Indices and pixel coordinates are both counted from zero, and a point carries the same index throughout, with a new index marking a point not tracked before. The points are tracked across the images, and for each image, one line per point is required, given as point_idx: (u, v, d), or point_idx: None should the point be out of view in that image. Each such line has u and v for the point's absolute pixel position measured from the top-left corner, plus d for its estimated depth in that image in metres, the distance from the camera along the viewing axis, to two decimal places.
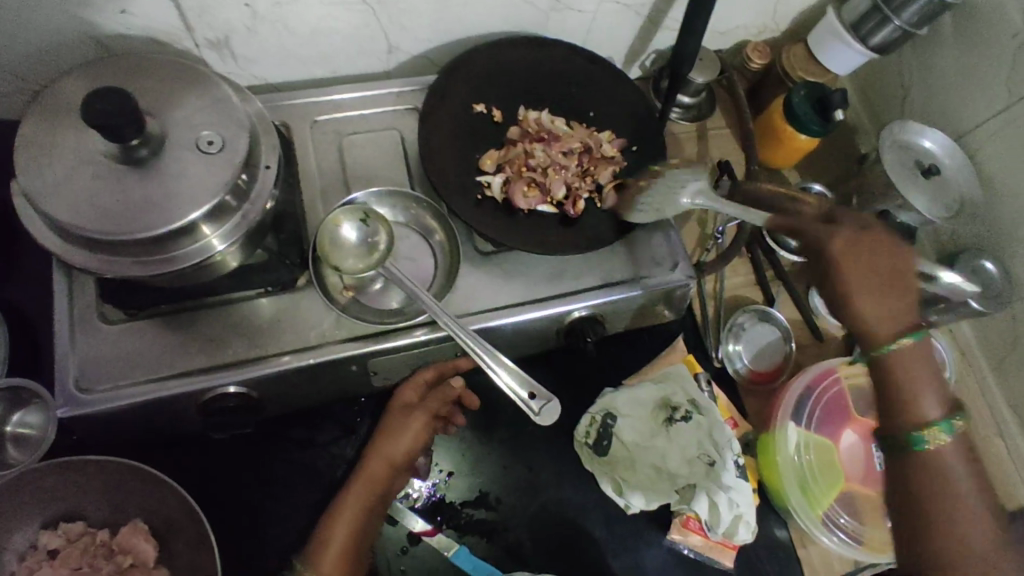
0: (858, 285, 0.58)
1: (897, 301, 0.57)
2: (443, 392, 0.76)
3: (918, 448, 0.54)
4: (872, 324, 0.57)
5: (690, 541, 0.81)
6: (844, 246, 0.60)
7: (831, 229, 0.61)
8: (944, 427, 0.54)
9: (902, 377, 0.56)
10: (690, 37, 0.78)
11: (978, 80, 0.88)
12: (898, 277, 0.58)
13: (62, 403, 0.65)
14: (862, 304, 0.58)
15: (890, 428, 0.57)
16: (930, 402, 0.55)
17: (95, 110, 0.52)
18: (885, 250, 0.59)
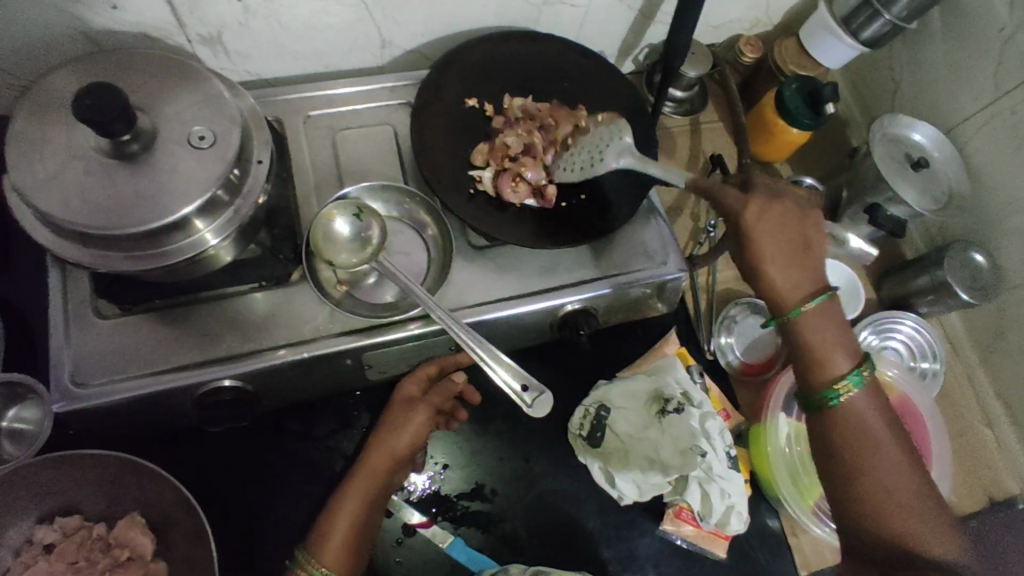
0: (768, 255, 0.62)
1: (803, 268, 0.62)
2: (444, 388, 0.76)
3: (833, 404, 0.60)
4: (781, 291, 0.62)
5: (683, 531, 0.81)
6: (755, 216, 0.62)
7: (744, 198, 0.63)
8: (853, 381, 0.60)
9: (813, 341, 0.61)
10: (681, 32, 0.79)
11: (966, 74, 0.89)
12: (803, 242, 0.63)
13: (57, 398, 0.66)
14: (773, 274, 0.62)
15: (807, 386, 0.62)
16: (840, 359, 0.61)
17: (86, 105, 0.52)
18: (790, 218, 0.63)
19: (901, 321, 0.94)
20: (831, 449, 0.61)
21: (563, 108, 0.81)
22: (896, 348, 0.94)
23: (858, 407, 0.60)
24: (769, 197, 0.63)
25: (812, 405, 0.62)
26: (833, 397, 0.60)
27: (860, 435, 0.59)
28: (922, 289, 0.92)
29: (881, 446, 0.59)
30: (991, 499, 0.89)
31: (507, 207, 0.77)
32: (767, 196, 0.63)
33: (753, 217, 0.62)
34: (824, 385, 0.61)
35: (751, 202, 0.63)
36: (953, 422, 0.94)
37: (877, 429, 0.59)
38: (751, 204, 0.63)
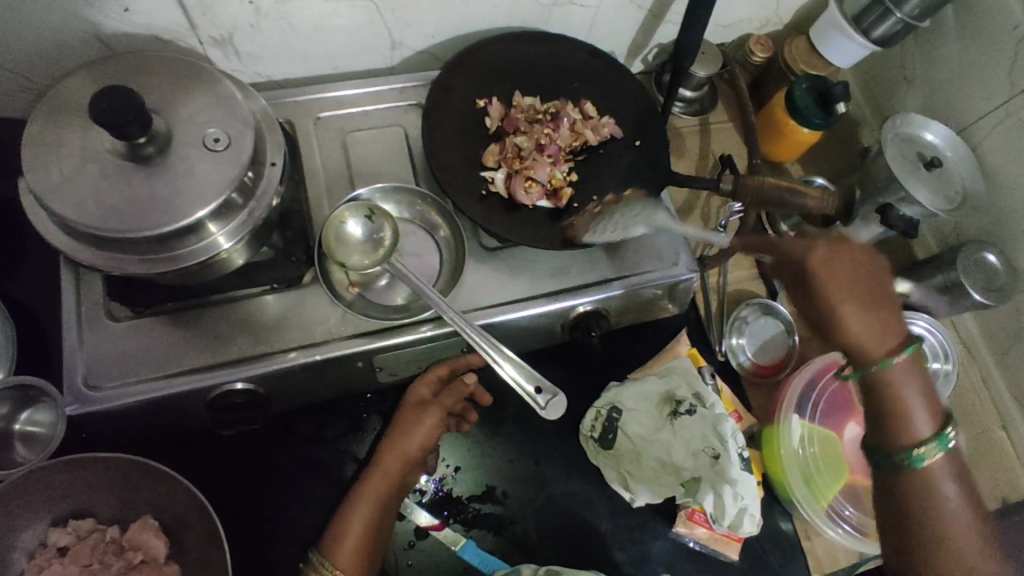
0: (841, 299, 0.58)
1: (879, 314, 0.58)
2: (455, 390, 0.76)
3: (916, 466, 0.56)
4: (856, 339, 0.58)
5: (696, 533, 0.81)
6: (822, 257, 0.60)
7: (810, 242, 0.61)
8: (938, 444, 0.55)
9: (891, 395, 0.57)
10: (693, 31, 0.78)
11: (980, 73, 0.89)
12: (879, 285, 0.60)
13: (70, 401, 0.66)
14: (849, 318, 0.58)
15: (885, 446, 0.58)
16: (924, 420, 0.57)
17: (103, 109, 0.52)
18: (861, 263, 0.60)
19: (913, 321, 0.93)
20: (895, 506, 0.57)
21: (565, 105, 0.81)
22: None
23: (939, 470, 0.56)
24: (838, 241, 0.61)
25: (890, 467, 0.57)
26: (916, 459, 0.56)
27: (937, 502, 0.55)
28: (936, 289, 0.92)
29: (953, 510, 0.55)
30: (1006, 501, 0.89)
31: (518, 208, 0.76)
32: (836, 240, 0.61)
33: (820, 258, 0.60)
34: (907, 447, 0.56)
35: (816, 243, 0.61)
36: (967, 423, 0.93)
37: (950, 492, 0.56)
38: (817, 246, 0.61)
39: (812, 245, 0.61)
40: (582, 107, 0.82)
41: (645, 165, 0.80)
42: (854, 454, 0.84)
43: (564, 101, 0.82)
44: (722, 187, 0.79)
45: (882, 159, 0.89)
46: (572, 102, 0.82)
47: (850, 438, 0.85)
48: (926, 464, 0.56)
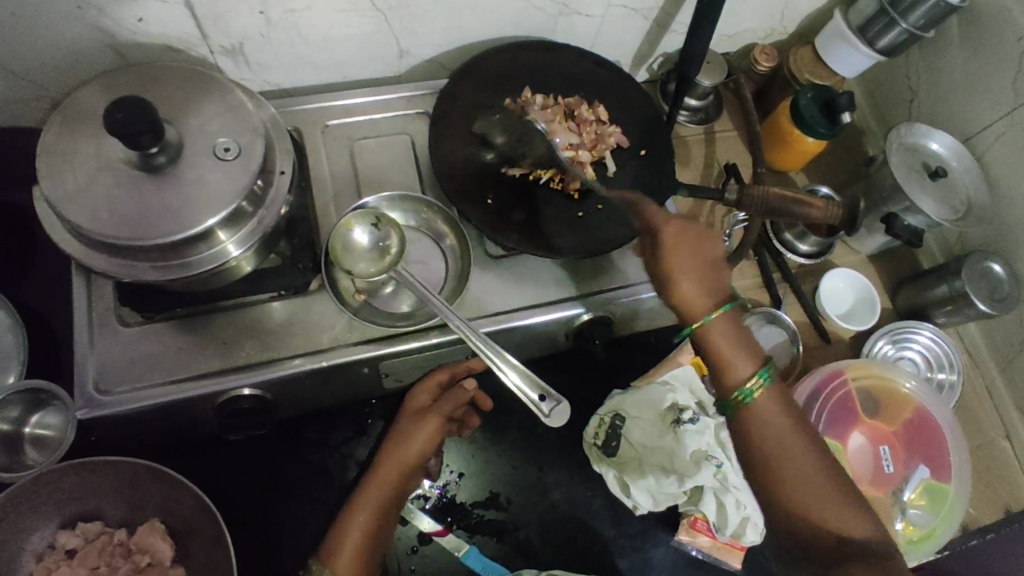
0: (680, 271, 0.66)
1: (714, 282, 0.66)
2: (454, 395, 0.76)
3: (750, 403, 0.62)
4: (690, 304, 0.66)
5: (698, 542, 0.81)
6: (674, 232, 0.67)
7: (668, 218, 0.68)
8: (762, 377, 0.63)
9: (721, 351, 0.64)
10: (697, 40, 0.79)
11: (985, 83, 0.89)
12: (714, 259, 0.67)
13: (81, 404, 0.67)
14: (684, 288, 0.66)
15: (723, 395, 0.64)
16: (746, 362, 0.64)
17: (116, 119, 0.53)
18: (699, 239, 0.67)
19: (918, 331, 0.93)
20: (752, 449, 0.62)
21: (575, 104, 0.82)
22: (913, 359, 0.94)
23: (765, 405, 0.62)
24: (686, 222, 0.68)
25: (730, 413, 0.63)
26: (746, 395, 0.62)
27: (775, 441, 0.61)
28: (940, 298, 0.92)
29: (792, 445, 0.61)
30: (1009, 512, 0.89)
31: (524, 214, 0.77)
32: (682, 221, 0.68)
33: (673, 236, 0.67)
34: (738, 387, 0.63)
35: (673, 219, 0.68)
36: (971, 433, 0.93)
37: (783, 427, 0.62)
38: (670, 225, 0.68)
39: (666, 222, 0.68)
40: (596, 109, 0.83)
41: (649, 175, 0.81)
42: (860, 463, 0.84)
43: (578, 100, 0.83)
44: (727, 197, 0.78)
45: (887, 168, 0.88)
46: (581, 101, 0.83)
47: (856, 447, 0.85)
48: (756, 399, 0.62)
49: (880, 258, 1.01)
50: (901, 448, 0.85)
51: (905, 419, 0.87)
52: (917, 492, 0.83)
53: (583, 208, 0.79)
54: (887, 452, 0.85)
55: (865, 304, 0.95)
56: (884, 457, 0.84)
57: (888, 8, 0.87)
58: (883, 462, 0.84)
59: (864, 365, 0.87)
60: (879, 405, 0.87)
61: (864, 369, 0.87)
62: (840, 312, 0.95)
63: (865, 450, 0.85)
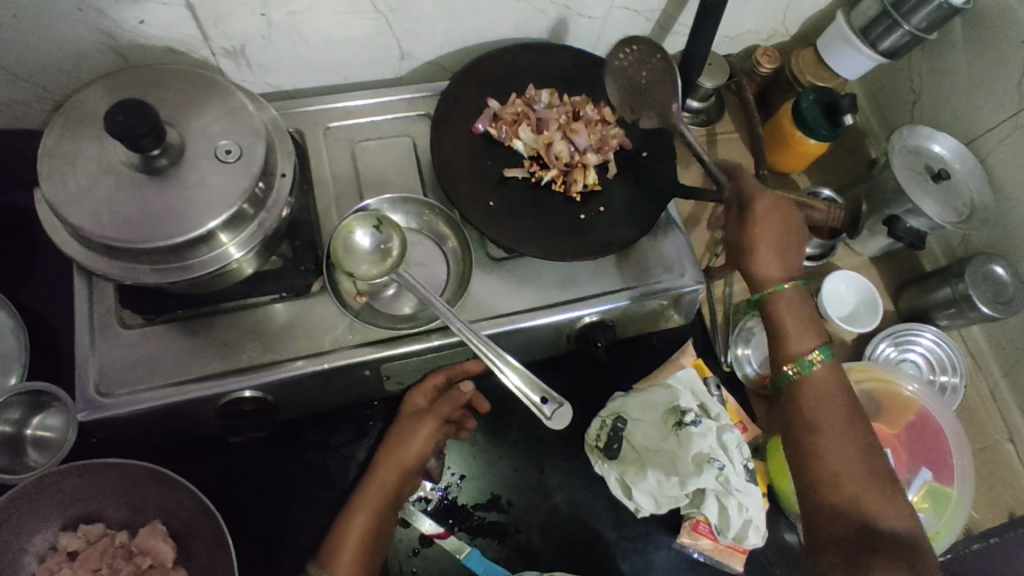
0: (765, 242, 0.73)
1: (793, 258, 0.73)
2: (452, 397, 0.75)
3: (806, 372, 0.68)
4: (767, 272, 0.73)
5: (701, 545, 0.81)
6: (765, 205, 0.73)
7: (761, 194, 0.74)
8: (824, 351, 0.69)
9: (789, 322, 0.71)
10: (699, 41, 0.79)
11: (988, 85, 0.89)
12: (796, 239, 0.74)
13: (82, 406, 0.67)
14: (765, 258, 0.73)
15: (779, 361, 0.70)
16: (811, 337, 0.70)
17: (117, 122, 0.53)
18: (789, 218, 0.74)
19: (920, 333, 0.93)
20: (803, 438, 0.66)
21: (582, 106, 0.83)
22: (916, 361, 0.93)
23: (821, 382, 0.68)
24: (779, 202, 0.74)
25: (784, 379, 0.69)
26: (804, 365, 0.68)
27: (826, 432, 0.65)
28: (943, 301, 0.91)
29: (843, 439, 0.64)
30: (1013, 515, 0.88)
31: (525, 217, 0.77)
32: (775, 199, 0.74)
33: (763, 210, 0.73)
34: (796, 356, 0.69)
35: (766, 196, 0.74)
36: (974, 435, 0.93)
37: (839, 422, 0.65)
38: (763, 199, 0.74)
39: (761, 196, 0.74)
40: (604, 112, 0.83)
41: (653, 176, 0.81)
42: None
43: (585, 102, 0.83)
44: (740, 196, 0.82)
45: (890, 171, 0.88)
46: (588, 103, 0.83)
47: None
48: (813, 371, 0.68)
49: (883, 260, 1.01)
50: (904, 451, 0.85)
51: (908, 422, 0.86)
52: (920, 495, 0.83)
53: (585, 210, 0.79)
54: (890, 456, 0.84)
55: (868, 306, 0.94)
56: (886, 459, 0.84)
57: (891, 10, 0.87)
58: None
59: (868, 367, 0.86)
60: (881, 408, 0.87)
61: (867, 371, 0.86)
62: (842, 315, 0.94)
63: None
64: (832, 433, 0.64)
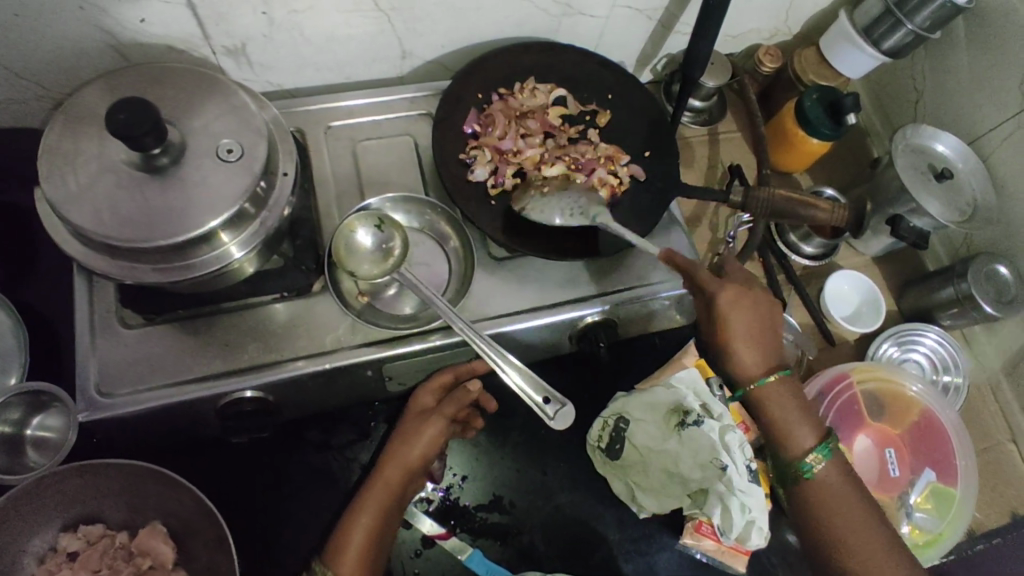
0: (739, 342, 0.69)
1: (767, 349, 0.70)
2: (456, 398, 0.74)
3: (809, 475, 0.68)
4: (748, 370, 0.70)
5: (703, 545, 0.80)
6: (731, 302, 0.69)
7: (723, 284, 0.70)
8: (821, 452, 0.68)
9: (777, 420, 0.69)
10: (702, 40, 0.78)
11: (991, 85, 0.89)
12: (768, 326, 0.71)
13: (83, 406, 0.66)
14: (743, 354, 0.70)
15: (782, 461, 0.70)
16: (804, 434, 0.69)
17: (119, 120, 0.53)
18: (757, 306, 0.70)
19: (923, 333, 0.93)
20: (796, 483, 0.69)
21: (495, 124, 0.79)
22: (919, 361, 0.93)
23: (822, 471, 0.68)
24: (743, 287, 0.70)
25: (789, 481, 0.69)
26: (806, 468, 0.68)
27: (826, 491, 0.67)
28: (946, 301, 0.91)
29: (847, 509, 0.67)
30: (1016, 515, 0.88)
31: (527, 217, 0.77)
32: (739, 290, 0.70)
33: (730, 303, 0.69)
34: (796, 459, 0.68)
35: (728, 288, 0.70)
36: (977, 436, 0.92)
37: (833, 477, 0.68)
38: (726, 290, 0.70)
39: (722, 290, 0.69)
40: (512, 124, 0.80)
41: (654, 175, 0.80)
42: (864, 465, 0.84)
43: (490, 117, 0.80)
44: (732, 200, 0.78)
45: (893, 170, 0.88)
46: (495, 118, 0.79)
47: (860, 450, 0.84)
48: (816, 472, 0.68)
49: (886, 259, 1.00)
50: (907, 452, 0.85)
51: (911, 423, 0.86)
52: (924, 496, 0.82)
53: None
54: (892, 456, 0.84)
55: (871, 305, 0.95)
56: (889, 460, 0.84)
57: (893, 9, 0.87)
58: (889, 465, 0.84)
59: (870, 368, 0.86)
60: (884, 409, 0.86)
61: (869, 372, 0.86)
62: (846, 315, 0.95)
63: (870, 453, 0.84)
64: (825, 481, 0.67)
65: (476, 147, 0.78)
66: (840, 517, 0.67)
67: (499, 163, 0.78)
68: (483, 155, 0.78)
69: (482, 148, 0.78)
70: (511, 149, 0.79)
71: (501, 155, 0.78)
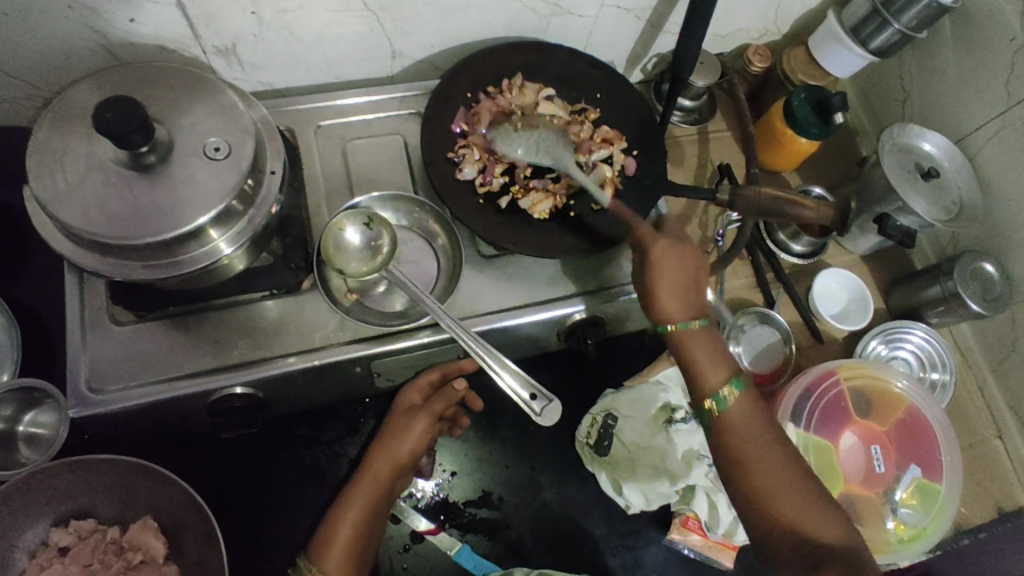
0: (665, 286, 0.70)
1: (692, 297, 0.71)
2: (445, 395, 0.76)
3: (722, 408, 0.65)
4: (669, 312, 0.70)
5: (690, 540, 0.81)
6: (660, 251, 0.71)
7: (656, 238, 0.72)
8: (734, 385, 0.66)
9: (698, 360, 0.68)
10: (689, 40, 0.79)
11: (977, 84, 0.89)
12: (695, 278, 0.71)
13: (73, 402, 0.67)
14: (666, 296, 0.70)
15: (699, 400, 0.68)
16: (717, 371, 0.67)
17: (107, 119, 0.53)
18: (685, 256, 0.71)
19: (910, 330, 0.94)
20: (730, 459, 0.64)
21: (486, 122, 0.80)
22: (906, 359, 0.94)
23: (740, 412, 0.65)
24: (672, 242, 0.72)
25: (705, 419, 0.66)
26: (719, 402, 0.65)
27: (743, 433, 0.64)
28: (932, 299, 0.92)
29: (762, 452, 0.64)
30: (1002, 511, 0.89)
31: (515, 216, 0.78)
32: (670, 244, 0.72)
33: (660, 253, 0.71)
34: (710, 392, 0.66)
35: (660, 241, 0.72)
36: (963, 433, 0.93)
37: (775, 458, 0.63)
38: (657, 243, 0.72)
39: (655, 242, 0.72)
40: (502, 122, 0.81)
41: (641, 174, 0.81)
42: (851, 462, 0.84)
43: (482, 115, 0.80)
44: (719, 199, 0.79)
45: (880, 169, 0.88)
46: (486, 116, 0.80)
47: (846, 447, 0.85)
48: (729, 406, 0.65)
49: (874, 258, 1.01)
50: (893, 448, 0.85)
51: (897, 420, 0.86)
52: (909, 492, 0.83)
53: (575, 208, 0.79)
54: (878, 452, 0.85)
55: (859, 304, 0.96)
56: (875, 456, 0.85)
57: (880, 8, 0.87)
58: (875, 461, 0.84)
59: (855, 365, 0.86)
60: (871, 406, 0.87)
61: (854, 370, 0.86)
62: (834, 313, 0.95)
63: (856, 450, 0.85)
64: (763, 460, 0.63)
65: (466, 146, 0.79)
66: (796, 512, 0.61)
67: (488, 163, 0.79)
68: (471, 155, 0.78)
69: (471, 147, 0.79)
70: (500, 149, 0.80)
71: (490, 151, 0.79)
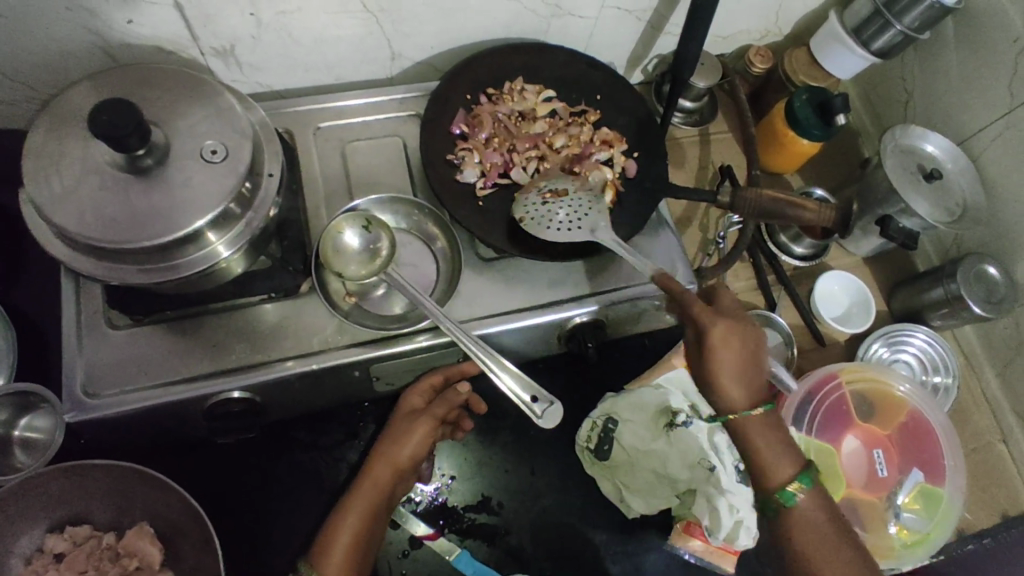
0: (727, 375, 0.64)
1: (754, 379, 0.65)
2: (446, 398, 0.74)
3: (791, 505, 0.63)
4: (732, 400, 0.65)
5: (691, 546, 0.81)
6: (721, 335, 0.64)
7: (715, 318, 0.65)
8: (803, 482, 0.63)
9: (761, 449, 0.65)
10: (691, 42, 0.78)
11: (980, 85, 0.89)
12: (757, 358, 0.65)
13: (68, 407, 0.66)
14: (727, 383, 0.64)
15: (764, 490, 0.65)
16: (786, 465, 0.64)
17: (102, 121, 0.53)
18: (747, 338, 0.65)
19: (913, 334, 0.93)
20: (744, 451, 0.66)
21: (487, 121, 0.80)
22: (908, 362, 0.93)
23: (806, 507, 0.64)
24: (733, 321, 0.65)
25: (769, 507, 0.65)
26: (788, 497, 0.63)
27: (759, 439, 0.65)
28: (935, 301, 0.91)
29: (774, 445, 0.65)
30: (1005, 516, 0.88)
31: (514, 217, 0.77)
32: (730, 323, 0.65)
33: (720, 337, 0.64)
34: (777, 488, 0.64)
35: (720, 322, 0.65)
36: (966, 436, 0.92)
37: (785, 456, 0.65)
38: (717, 323, 0.65)
39: (714, 323, 0.65)
40: (502, 122, 0.81)
41: (642, 176, 0.80)
42: (853, 467, 0.84)
43: (483, 116, 0.80)
44: (720, 201, 0.78)
45: (882, 171, 0.88)
46: (486, 116, 0.80)
47: (848, 451, 0.85)
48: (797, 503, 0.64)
49: (877, 259, 1.00)
50: (896, 452, 0.85)
51: (900, 424, 0.86)
52: (912, 496, 0.82)
53: None
54: (881, 456, 0.84)
55: (862, 307, 0.95)
56: (877, 460, 0.84)
57: (882, 9, 0.87)
58: (877, 466, 0.84)
59: (858, 370, 0.86)
60: (874, 409, 0.86)
61: (856, 374, 0.86)
62: (836, 315, 0.95)
63: (859, 454, 0.85)
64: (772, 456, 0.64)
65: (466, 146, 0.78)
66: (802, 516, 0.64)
67: (488, 165, 0.78)
68: (471, 156, 0.78)
69: (471, 149, 0.78)
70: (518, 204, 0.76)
71: (490, 151, 0.79)
